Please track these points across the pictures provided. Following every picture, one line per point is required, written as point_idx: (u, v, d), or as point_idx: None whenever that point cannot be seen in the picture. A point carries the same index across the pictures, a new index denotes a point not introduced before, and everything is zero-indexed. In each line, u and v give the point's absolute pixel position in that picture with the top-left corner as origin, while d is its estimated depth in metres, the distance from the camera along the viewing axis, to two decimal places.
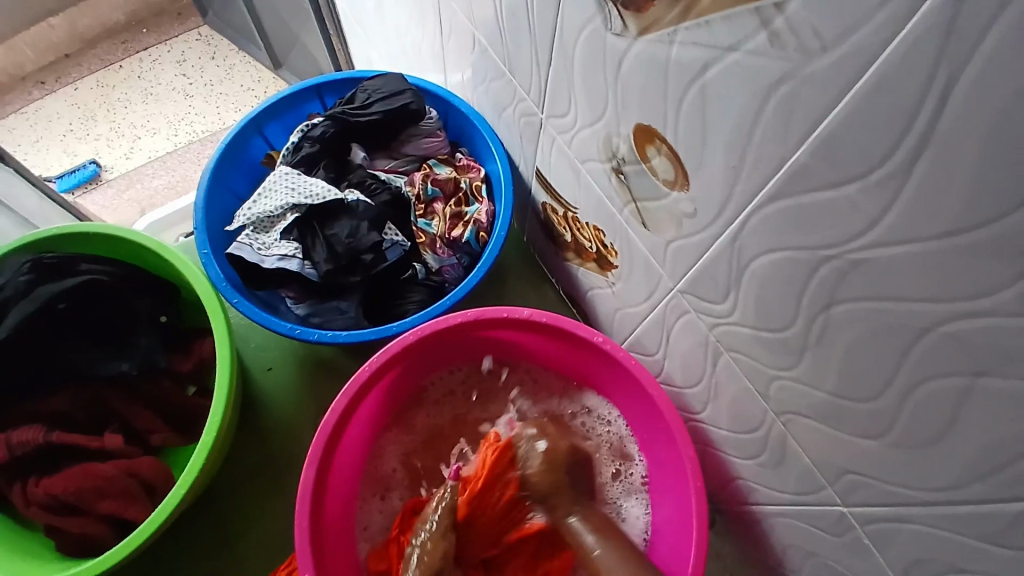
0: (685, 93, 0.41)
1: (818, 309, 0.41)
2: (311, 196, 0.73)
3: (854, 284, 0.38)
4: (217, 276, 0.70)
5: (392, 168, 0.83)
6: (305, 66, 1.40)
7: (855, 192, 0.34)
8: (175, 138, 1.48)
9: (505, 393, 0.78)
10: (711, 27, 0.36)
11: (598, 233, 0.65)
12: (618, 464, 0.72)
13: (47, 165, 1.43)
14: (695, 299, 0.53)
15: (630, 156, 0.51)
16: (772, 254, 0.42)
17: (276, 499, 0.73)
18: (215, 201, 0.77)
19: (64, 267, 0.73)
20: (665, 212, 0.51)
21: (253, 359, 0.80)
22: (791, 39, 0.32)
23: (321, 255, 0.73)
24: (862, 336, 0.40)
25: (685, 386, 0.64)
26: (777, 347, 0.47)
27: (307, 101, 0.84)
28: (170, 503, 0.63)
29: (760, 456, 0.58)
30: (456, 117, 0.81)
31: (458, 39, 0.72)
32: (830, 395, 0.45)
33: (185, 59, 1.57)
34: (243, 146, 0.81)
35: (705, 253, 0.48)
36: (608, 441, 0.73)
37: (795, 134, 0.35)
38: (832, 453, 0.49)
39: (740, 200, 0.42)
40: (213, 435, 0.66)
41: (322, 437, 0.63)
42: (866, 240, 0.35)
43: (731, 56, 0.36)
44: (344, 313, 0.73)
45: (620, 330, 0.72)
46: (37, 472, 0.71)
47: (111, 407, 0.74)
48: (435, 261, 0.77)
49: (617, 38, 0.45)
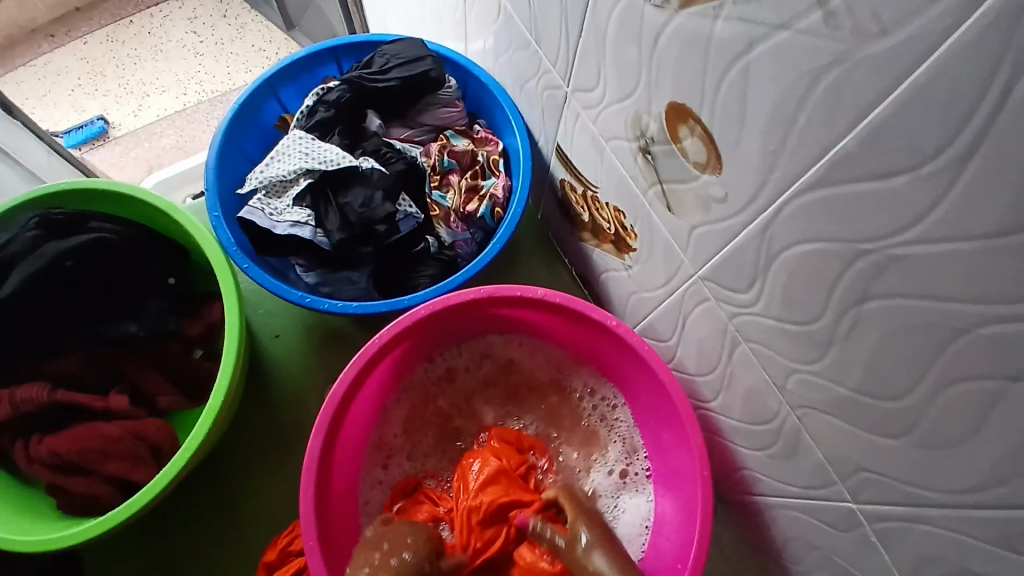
0: (725, 73, 0.39)
1: (849, 303, 0.40)
2: (325, 162, 0.71)
3: (890, 280, 0.37)
4: (227, 240, 0.69)
5: (408, 137, 0.81)
6: (318, 28, 1.38)
7: (902, 185, 0.33)
8: (185, 97, 1.45)
9: (511, 373, 0.78)
10: (761, 3, 0.34)
11: (618, 215, 0.63)
12: (624, 451, 0.73)
13: (56, 120, 1.41)
14: (716, 287, 0.52)
15: (660, 136, 0.49)
16: (805, 244, 0.41)
17: (280, 467, 0.73)
18: (227, 163, 0.75)
19: (74, 225, 0.72)
20: (692, 197, 0.49)
21: (261, 324, 0.79)
22: (847, 19, 0.31)
23: (333, 224, 0.71)
24: (892, 333, 0.38)
25: (697, 373, 0.63)
26: (800, 340, 0.46)
27: (322, 63, 0.81)
28: (175, 466, 0.62)
29: (772, 448, 0.57)
30: (475, 87, 0.79)
31: (482, 6, 0.69)
32: (853, 392, 0.45)
33: (197, 16, 1.53)
34: (256, 108, 0.79)
35: (732, 240, 0.47)
36: (615, 428, 0.74)
37: (842, 121, 0.34)
38: (849, 449, 0.48)
39: (776, 187, 0.40)
40: (220, 401, 0.65)
41: (330, 408, 0.62)
42: (908, 236, 0.34)
43: (780, 35, 0.34)
44: (355, 284, 0.73)
45: (634, 314, 0.71)
46: (42, 429, 0.70)
47: (117, 368, 0.74)
48: (448, 235, 0.76)
49: (656, 10, 0.43)
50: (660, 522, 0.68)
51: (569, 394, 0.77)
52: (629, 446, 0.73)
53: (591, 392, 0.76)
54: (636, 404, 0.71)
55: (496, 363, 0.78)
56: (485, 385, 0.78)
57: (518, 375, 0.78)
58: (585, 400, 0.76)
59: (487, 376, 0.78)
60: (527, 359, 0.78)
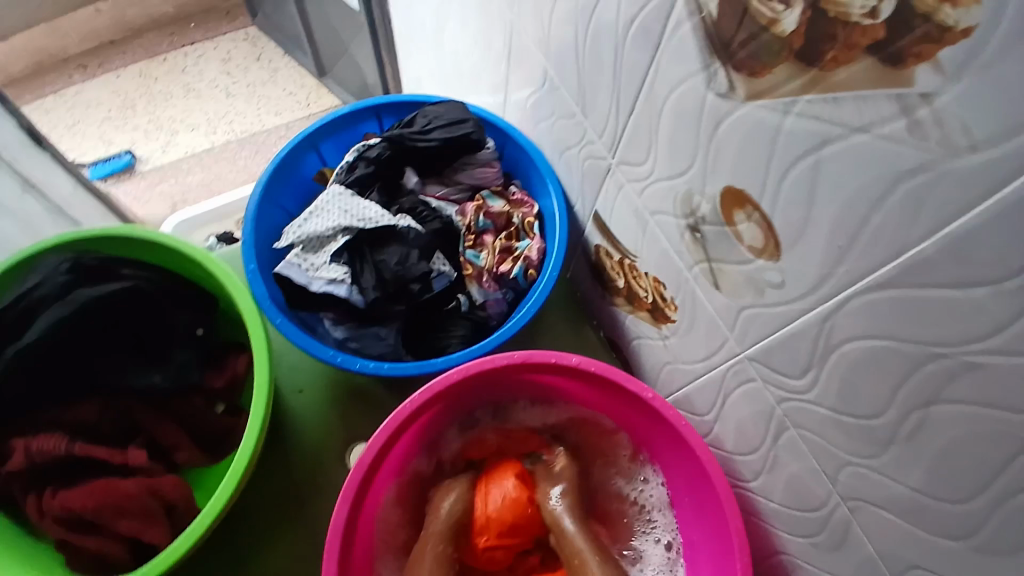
0: (793, 165, 0.40)
1: (915, 405, 0.39)
2: (365, 220, 0.72)
3: (962, 388, 0.36)
4: (261, 293, 0.69)
5: (443, 196, 0.82)
6: (351, 77, 1.41)
7: (983, 296, 0.32)
8: (213, 136, 1.47)
9: (533, 431, 0.75)
10: (840, 105, 0.35)
11: (658, 285, 0.63)
12: (640, 524, 0.71)
13: (83, 152, 1.44)
14: (765, 368, 0.51)
15: (712, 217, 0.49)
16: (869, 340, 0.40)
17: (294, 529, 0.70)
18: (265, 214, 0.76)
19: (105, 270, 0.72)
20: (744, 278, 0.48)
21: (287, 377, 0.78)
22: (935, 131, 0.31)
23: (368, 282, 0.71)
24: (961, 441, 0.37)
25: (736, 452, 0.61)
26: (858, 434, 0.45)
27: (363, 121, 0.83)
28: (194, 530, 0.60)
29: (816, 536, 0.55)
30: (513, 149, 0.79)
31: (526, 71, 0.70)
32: (912, 491, 0.43)
33: (230, 58, 1.57)
34: (297, 161, 0.80)
35: (788, 326, 0.46)
36: (640, 494, 0.71)
37: (921, 226, 0.34)
38: (901, 546, 0.46)
39: (840, 281, 0.40)
40: (244, 461, 0.63)
41: (356, 476, 0.60)
42: (985, 346, 0.33)
43: (858, 136, 0.35)
44: (383, 340, 0.72)
45: (667, 384, 0.70)
46: (55, 482, 0.69)
47: (136, 419, 0.73)
48: (480, 294, 0.75)
49: (720, 98, 0.43)
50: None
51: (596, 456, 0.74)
52: (654, 510, 0.70)
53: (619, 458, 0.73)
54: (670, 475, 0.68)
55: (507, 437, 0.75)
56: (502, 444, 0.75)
57: (538, 433, 0.75)
58: (602, 463, 0.74)
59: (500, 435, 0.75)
60: (550, 419, 0.75)
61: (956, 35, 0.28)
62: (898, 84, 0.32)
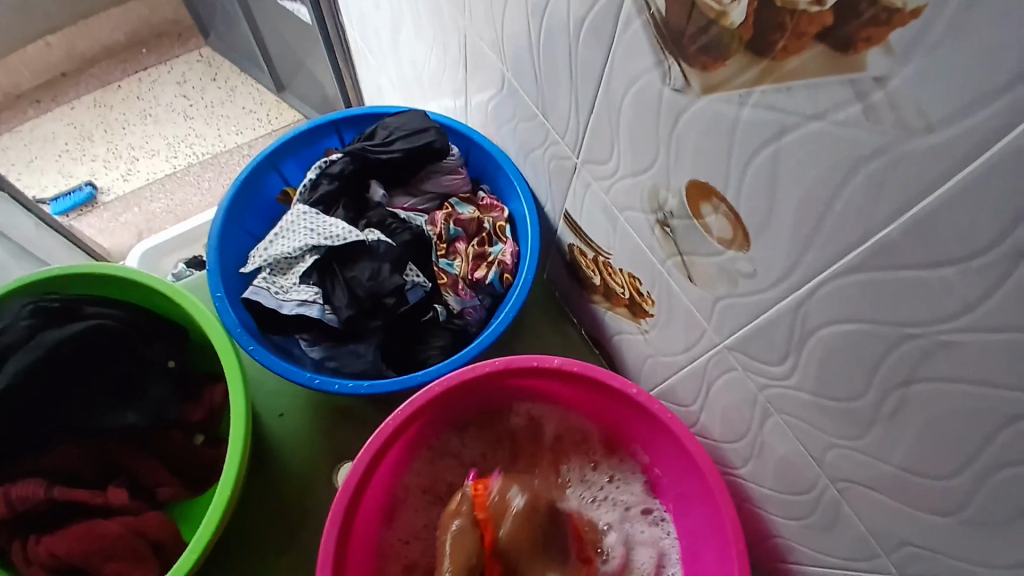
0: (754, 155, 0.39)
1: (893, 385, 0.39)
2: (332, 238, 0.70)
3: (938, 365, 0.36)
4: (231, 321, 0.67)
5: (411, 206, 0.81)
6: (310, 89, 1.39)
7: (951, 275, 0.33)
8: (174, 160, 1.44)
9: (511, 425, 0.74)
10: (793, 94, 0.35)
11: (633, 281, 0.62)
12: (616, 488, 0.72)
13: (42, 186, 1.40)
14: (744, 357, 0.51)
15: (680, 211, 0.49)
16: (841, 325, 0.40)
17: (286, 559, 0.69)
18: (229, 240, 0.74)
19: (69, 310, 0.70)
20: (717, 270, 0.48)
21: (265, 404, 0.77)
22: (889, 114, 0.31)
23: (341, 300, 0.70)
24: (941, 417, 0.38)
25: (723, 440, 0.62)
26: (841, 416, 0.45)
27: (324, 136, 0.82)
28: (181, 569, 0.59)
29: (808, 517, 0.55)
30: (478, 154, 0.79)
31: (483, 74, 0.70)
32: (898, 468, 0.43)
33: (186, 80, 1.53)
34: (258, 182, 0.78)
35: (764, 314, 0.46)
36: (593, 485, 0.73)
37: (884, 209, 0.34)
38: (891, 522, 0.46)
39: (810, 267, 0.40)
40: (228, 495, 0.62)
41: (344, 498, 0.59)
42: (956, 323, 0.34)
43: (814, 124, 0.35)
44: (362, 357, 0.70)
45: (650, 378, 0.70)
46: (41, 529, 0.67)
47: (117, 460, 0.71)
48: (457, 303, 0.74)
49: (676, 93, 0.43)
50: (690, 539, 0.66)
51: (575, 442, 0.73)
52: (613, 485, 0.72)
53: (600, 442, 0.72)
54: (648, 450, 0.68)
55: (455, 466, 0.73)
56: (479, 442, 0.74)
57: (516, 428, 0.74)
58: (580, 443, 0.73)
59: (475, 434, 0.73)
60: (529, 415, 0.73)
61: (904, 16, 0.28)
62: (849, 70, 0.32)
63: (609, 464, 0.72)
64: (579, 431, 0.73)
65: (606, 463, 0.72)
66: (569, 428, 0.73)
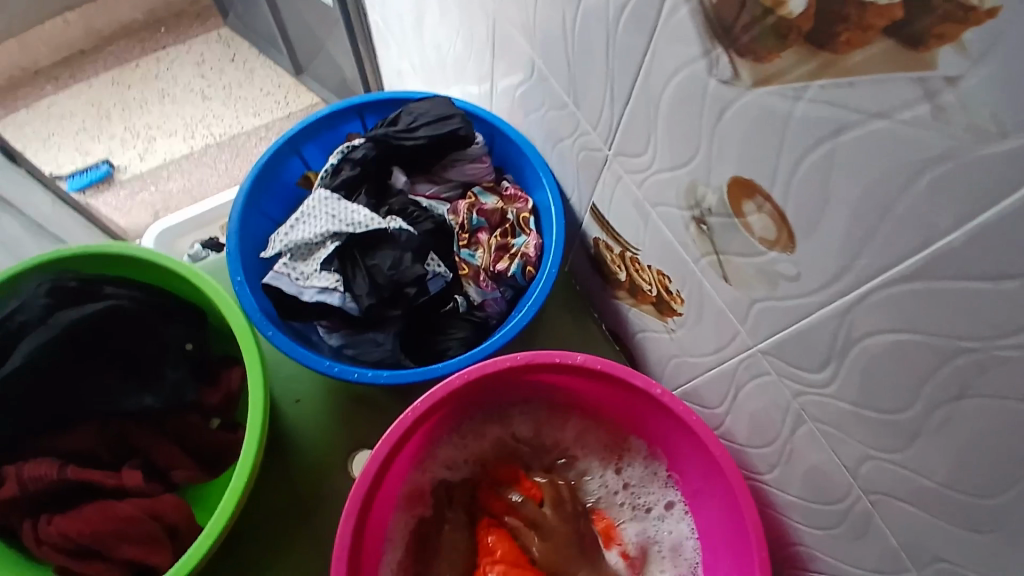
0: (807, 152, 0.37)
1: (942, 399, 0.38)
2: (354, 225, 0.69)
3: (993, 381, 0.34)
4: (251, 306, 0.66)
5: (434, 194, 0.79)
6: (329, 72, 1.37)
7: (1015, 289, 0.31)
8: (191, 141, 1.43)
9: (528, 418, 0.73)
10: (855, 89, 0.33)
11: (662, 278, 0.60)
12: (633, 485, 0.71)
13: (59, 164, 1.39)
14: (779, 362, 0.50)
15: (719, 208, 0.47)
16: (891, 333, 0.38)
17: (298, 547, 0.68)
18: (250, 224, 0.73)
19: (87, 291, 0.69)
20: (755, 271, 0.47)
21: (282, 390, 0.76)
22: (959, 116, 0.29)
23: (362, 288, 0.68)
24: (992, 435, 0.36)
25: (748, 444, 0.60)
26: (881, 427, 0.43)
27: (347, 120, 0.80)
28: (196, 556, 0.58)
29: (835, 527, 0.54)
30: (503, 143, 0.77)
31: (512, 61, 0.68)
32: (938, 485, 0.42)
33: (204, 60, 1.52)
34: (279, 166, 0.77)
35: (805, 319, 0.44)
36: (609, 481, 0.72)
37: (947, 215, 0.32)
38: (924, 537, 0.45)
39: (860, 273, 0.38)
40: (243, 483, 0.61)
41: (361, 489, 0.58)
42: (1019, 338, 0.32)
43: (876, 122, 0.33)
44: (381, 346, 0.70)
45: (673, 378, 0.68)
46: (51, 510, 0.66)
47: (131, 442, 0.70)
48: (478, 294, 0.73)
49: (723, 84, 0.41)
50: (709, 541, 0.65)
51: (592, 437, 0.72)
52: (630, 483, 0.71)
53: (619, 439, 0.71)
54: (668, 450, 0.67)
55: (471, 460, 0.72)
56: (496, 434, 0.73)
57: (533, 421, 0.73)
58: (599, 438, 0.72)
59: (493, 426, 0.72)
60: (547, 409, 0.72)
61: (981, 14, 0.26)
62: (919, 67, 0.30)
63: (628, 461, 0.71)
64: (594, 431, 0.72)
65: (624, 460, 0.71)
66: (584, 429, 0.72)
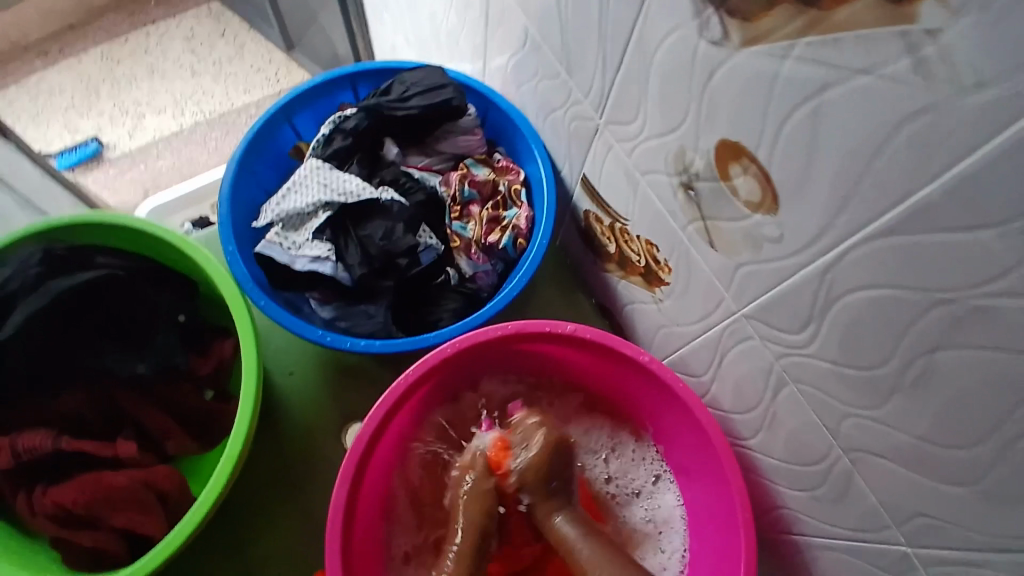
0: (792, 112, 0.38)
1: (919, 352, 0.39)
2: (345, 195, 0.70)
3: (969, 333, 0.35)
4: (242, 275, 0.67)
5: (425, 166, 0.80)
6: (320, 50, 1.36)
7: (991, 238, 0.32)
8: (181, 119, 1.42)
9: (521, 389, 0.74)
10: (840, 46, 0.34)
11: (650, 248, 0.61)
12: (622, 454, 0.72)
13: (48, 141, 1.38)
14: (763, 325, 0.51)
15: (706, 172, 0.48)
16: (871, 290, 0.39)
17: (291, 513, 0.69)
18: (240, 194, 0.73)
19: (78, 259, 0.69)
20: (740, 234, 0.48)
21: (275, 361, 0.76)
22: (940, 68, 0.30)
23: (354, 257, 0.69)
24: (967, 387, 0.37)
25: (733, 411, 0.61)
26: (862, 385, 0.45)
27: (339, 91, 0.80)
28: (191, 520, 0.59)
29: (817, 489, 0.55)
30: (495, 115, 0.77)
31: (505, 31, 0.68)
32: (915, 439, 0.43)
33: (194, 35, 1.50)
34: (270, 136, 0.77)
35: (788, 280, 0.45)
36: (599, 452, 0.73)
37: (924, 170, 0.33)
38: (902, 493, 0.46)
39: (841, 232, 0.39)
40: (237, 449, 0.61)
41: (355, 454, 0.59)
42: (997, 288, 0.33)
43: (860, 79, 0.34)
44: (372, 318, 0.70)
45: (662, 347, 0.69)
46: (44, 478, 0.67)
47: (124, 412, 0.71)
48: (468, 267, 0.74)
49: (714, 46, 0.41)
50: (694, 507, 0.67)
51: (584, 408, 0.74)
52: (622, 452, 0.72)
53: (611, 410, 0.73)
54: (657, 419, 0.69)
55: (460, 429, 0.73)
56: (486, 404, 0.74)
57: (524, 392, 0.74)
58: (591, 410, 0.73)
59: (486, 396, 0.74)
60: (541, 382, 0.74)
61: None
62: (901, 21, 0.30)
63: (618, 432, 0.73)
64: (584, 403, 0.74)
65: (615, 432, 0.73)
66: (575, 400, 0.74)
